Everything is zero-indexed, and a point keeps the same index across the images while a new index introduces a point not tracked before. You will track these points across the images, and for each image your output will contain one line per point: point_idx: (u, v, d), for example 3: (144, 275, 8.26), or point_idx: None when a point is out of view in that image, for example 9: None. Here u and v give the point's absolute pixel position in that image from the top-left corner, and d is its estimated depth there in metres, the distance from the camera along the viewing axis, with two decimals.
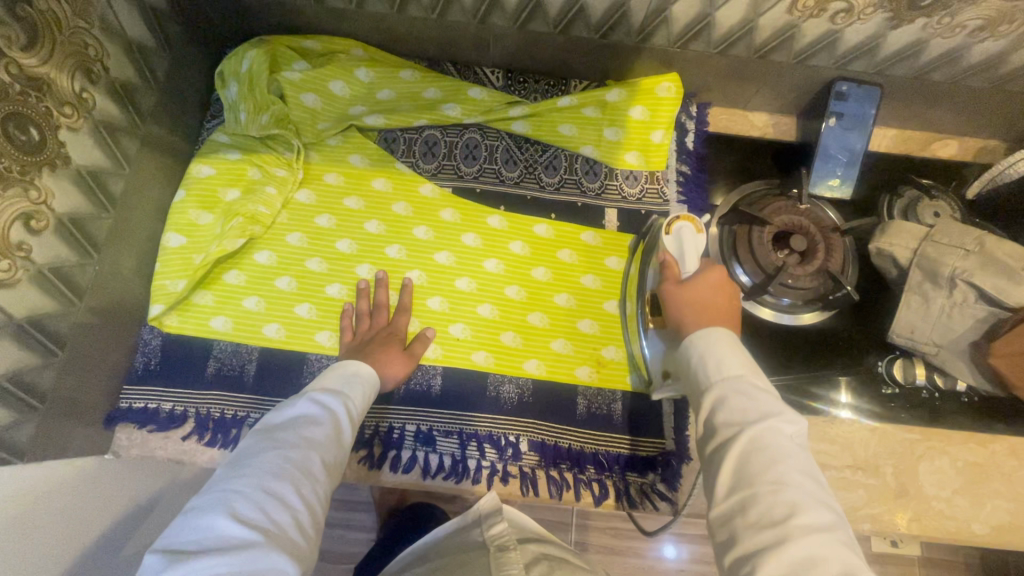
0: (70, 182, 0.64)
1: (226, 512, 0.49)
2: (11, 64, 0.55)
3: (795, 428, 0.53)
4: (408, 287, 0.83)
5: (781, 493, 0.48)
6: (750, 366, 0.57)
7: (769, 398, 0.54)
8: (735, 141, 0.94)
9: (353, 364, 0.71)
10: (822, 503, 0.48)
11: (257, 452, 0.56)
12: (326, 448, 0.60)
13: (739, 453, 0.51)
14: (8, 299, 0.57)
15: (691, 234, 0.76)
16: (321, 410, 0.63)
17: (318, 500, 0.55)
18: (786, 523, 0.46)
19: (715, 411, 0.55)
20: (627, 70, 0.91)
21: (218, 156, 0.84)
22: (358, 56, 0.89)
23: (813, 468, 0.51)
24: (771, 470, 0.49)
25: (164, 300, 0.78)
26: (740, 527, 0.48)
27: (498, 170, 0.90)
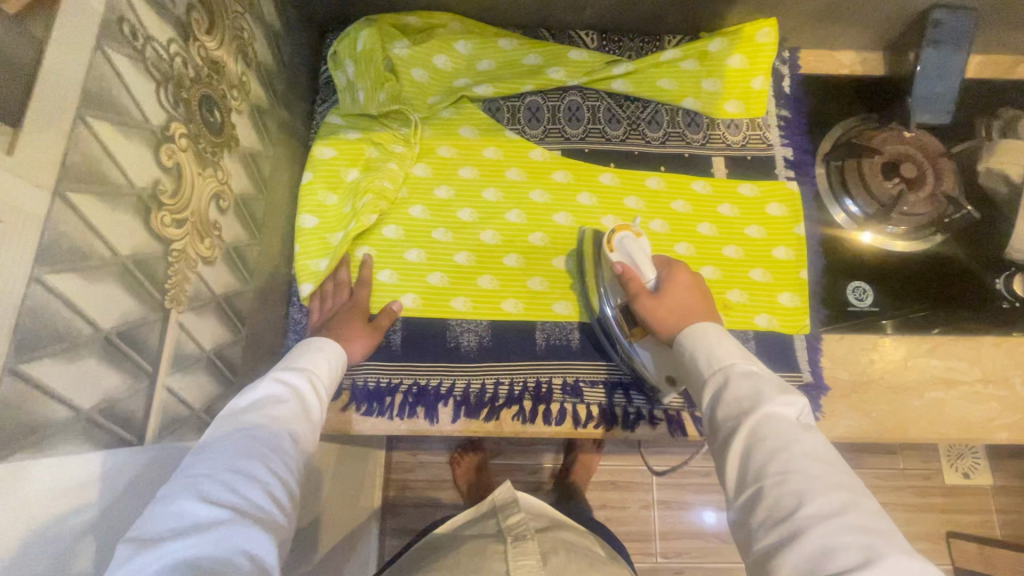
0: (240, 163, 0.66)
1: (196, 496, 0.48)
2: (200, 48, 0.57)
3: (797, 412, 0.57)
4: (368, 263, 0.82)
5: (786, 483, 0.51)
6: (744, 355, 0.63)
7: (765, 384, 0.58)
8: (829, 81, 0.96)
9: (317, 341, 0.70)
10: (832, 486, 0.50)
11: (224, 434, 0.54)
12: (294, 424, 0.58)
13: (741, 447, 0.55)
14: (211, 276, 0.60)
15: (634, 242, 0.75)
16: (285, 388, 0.61)
17: (289, 473, 0.54)
18: (795, 516, 0.48)
19: (715, 405, 0.60)
20: (719, 19, 0.92)
21: (337, 137, 0.86)
22: (455, 29, 0.90)
23: (822, 449, 0.54)
24: (774, 461, 0.52)
25: (311, 278, 0.80)
26: (753, 525, 0.51)
27: (603, 129, 0.92)
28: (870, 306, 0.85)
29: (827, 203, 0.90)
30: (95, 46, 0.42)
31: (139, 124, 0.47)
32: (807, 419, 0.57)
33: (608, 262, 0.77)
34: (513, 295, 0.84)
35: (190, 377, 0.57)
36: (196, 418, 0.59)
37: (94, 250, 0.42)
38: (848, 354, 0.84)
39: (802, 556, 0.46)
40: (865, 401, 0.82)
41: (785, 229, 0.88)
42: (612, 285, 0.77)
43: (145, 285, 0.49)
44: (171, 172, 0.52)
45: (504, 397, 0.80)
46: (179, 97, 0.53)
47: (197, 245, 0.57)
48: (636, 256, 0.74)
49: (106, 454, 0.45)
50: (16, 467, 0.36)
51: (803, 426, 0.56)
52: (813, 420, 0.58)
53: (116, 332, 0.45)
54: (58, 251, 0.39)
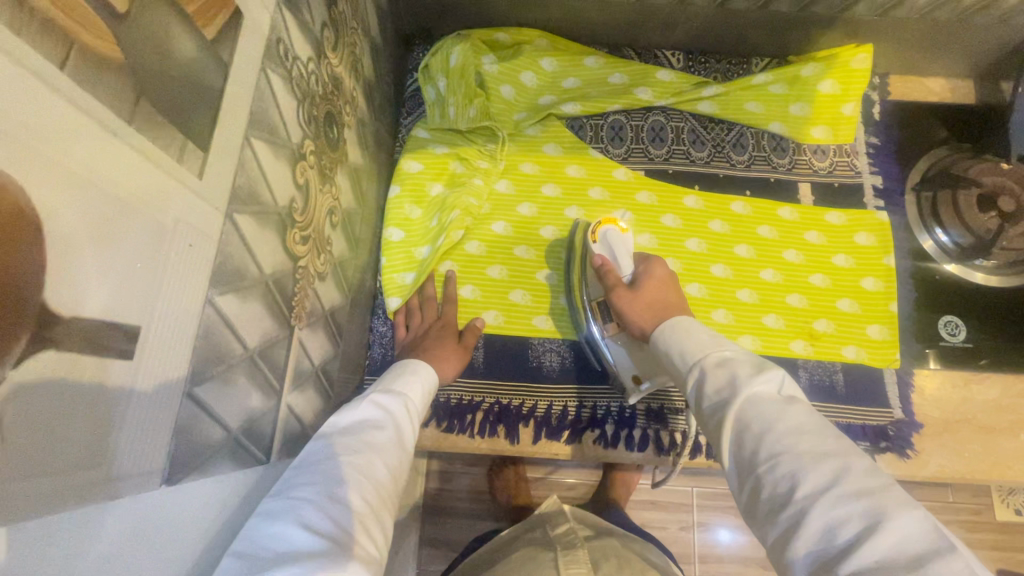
0: (348, 178, 0.66)
1: (297, 520, 0.41)
2: (328, 64, 0.57)
3: (779, 385, 0.49)
4: (452, 278, 0.81)
5: (778, 463, 0.43)
6: (718, 340, 0.56)
7: (741, 366, 0.51)
8: (919, 108, 0.93)
9: (411, 367, 0.67)
10: (823, 454, 0.42)
11: (323, 457, 0.49)
12: (392, 453, 0.53)
13: (731, 432, 0.48)
14: (323, 291, 0.60)
15: (618, 236, 0.75)
16: (381, 414, 0.56)
17: (385, 509, 0.48)
18: (793, 499, 0.41)
19: (700, 397, 0.53)
20: (810, 43, 0.91)
21: (424, 151, 0.86)
22: (542, 45, 0.90)
23: (810, 417, 0.46)
24: (762, 445, 0.45)
25: (398, 292, 0.81)
26: (762, 519, 0.43)
27: (687, 150, 0.91)
28: (964, 340, 0.82)
29: (915, 230, 0.88)
30: (260, 67, 0.42)
31: (284, 144, 0.48)
32: (793, 390, 0.49)
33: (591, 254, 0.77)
34: None
35: (304, 393, 0.57)
36: (305, 434, 0.58)
37: (248, 270, 0.42)
38: (939, 391, 0.82)
39: (810, 543, 0.39)
40: (957, 440, 0.79)
41: (876, 260, 0.85)
42: (593, 281, 0.77)
43: (279, 303, 0.49)
44: (302, 188, 0.52)
45: (586, 419, 0.79)
46: (311, 115, 0.53)
47: (316, 261, 0.57)
48: (618, 251, 0.75)
49: (243, 471, 0.44)
50: (183, 487, 0.36)
51: (787, 399, 0.48)
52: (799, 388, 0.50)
53: (258, 351, 0.45)
54: (226, 273, 0.39)
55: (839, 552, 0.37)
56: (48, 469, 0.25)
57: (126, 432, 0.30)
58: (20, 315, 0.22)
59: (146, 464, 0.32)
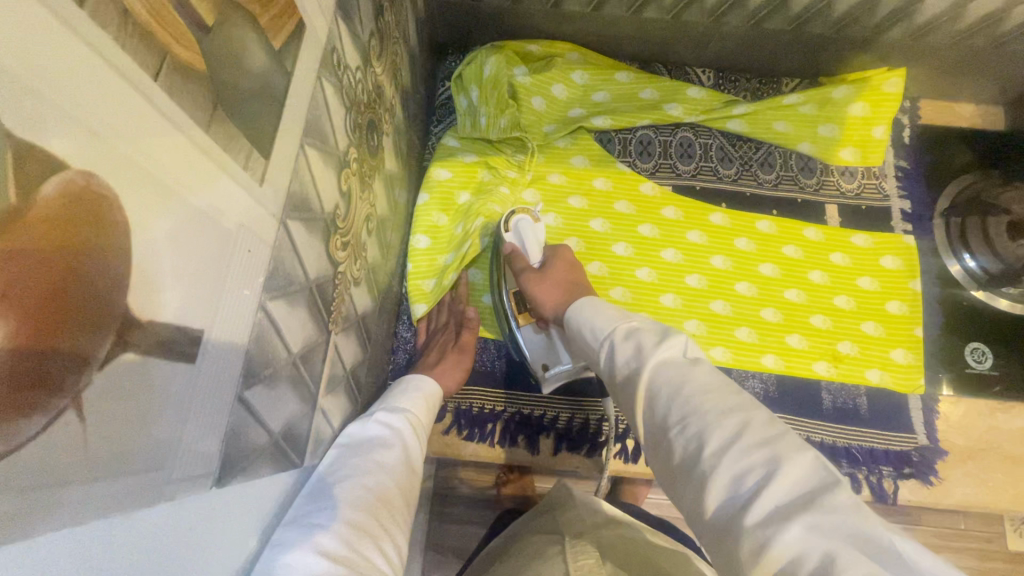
0: (383, 185, 0.67)
1: (313, 546, 0.41)
2: (372, 74, 0.58)
3: (684, 348, 0.50)
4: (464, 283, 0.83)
5: (687, 426, 0.43)
6: (624, 317, 0.57)
7: (647, 335, 0.52)
8: (949, 133, 0.93)
9: (413, 383, 0.68)
10: (724, 409, 0.42)
11: (336, 479, 0.50)
12: (396, 476, 0.54)
13: (647, 399, 0.48)
14: (357, 295, 0.61)
15: (530, 225, 0.76)
16: (388, 434, 0.58)
17: (398, 528, 0.50)
18: (702, 458, 0.41)
19: (617, 374, 0.53)
20: (841, 65, 0.91)
21: (454, 159, 0.86)
22: (573, 59, 0.91)
23: (713, 375, 0.47)
24: (673, 410, 0.45)
25: (424, 298, 0.81)
26: (680, 485, 0.43)
27: (715, 167, 0.91)
28: (989, 368, 0.82)
29: (943, 254, 0.87)
30: (316, 76, 0.43)
31: (332, 151, 0.48)
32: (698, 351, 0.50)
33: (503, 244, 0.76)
34: None
35: (336, 398, 0.57)
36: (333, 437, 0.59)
37: (296, 275, 0.43)
38: (964, 418, 0.81)
39: (718, 498, 0.39)
40: (981, 469, 0.79)
41: (901, 285, 0.85)
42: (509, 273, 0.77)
43: (321, 307, 0.49)
44: (345, 195, 0.53)
45: (608, 434, 0.79)
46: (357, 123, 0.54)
47: (353, 266, 0.58)
48: (527, 239, 0.75)
49: (280, 475, 0.45)
50: (229, 491, 0.36)
51: (691, 360, 0.49)
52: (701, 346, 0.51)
53: (301, 355, 0.45)
54: (278, 279, 0.40)
55: (743, 502, 0.37)
56: (121, 471, 0.26)
57: (183, 435, 0.30)
58: (107, 317, 0.23)
59: (202, 466, 0.32)
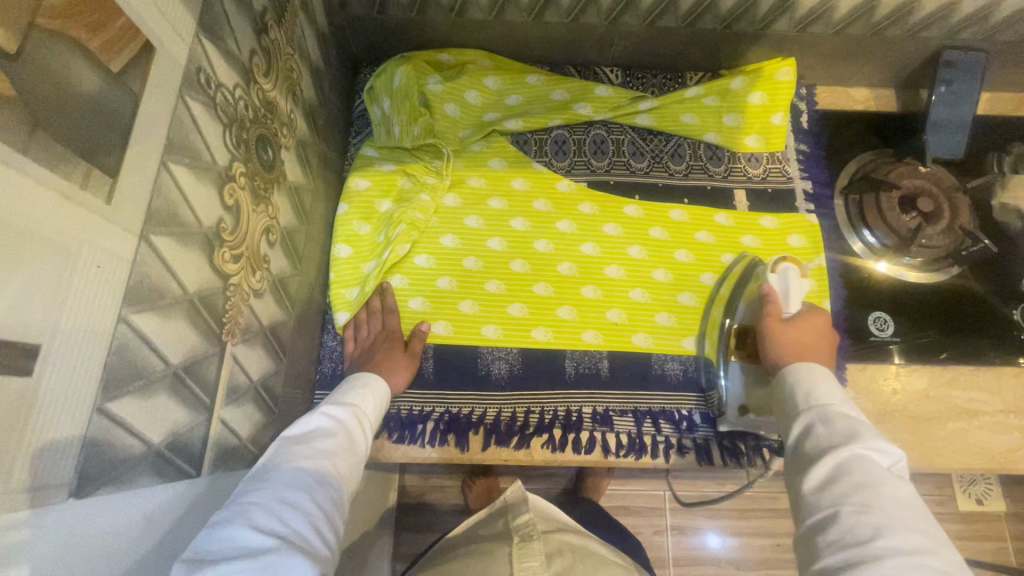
0: (287, 198, 0.68)
1: (246, 522, 0.47)
2: (259, 90, 0.59)
3: (892, 461, 0.57)
4: (388, 288, 0.82)
5: (866, 515, 0.51)
6: (844, 400, 0.64)
7: (864, 427, 0.59)
8: (845, 117, 0.99)
9: (364, 376, 0.72)
10: (917, 530, 0.50)
11: (277, 462, 0.55)
12: (340, 457, 0.59)
13: (828, 471, 0.56)
14: (260, 307, 0.62)
15: (796, 276, 0.81)
16: (333, 423, 0.62)
17: (334, 507, 0.54)
18: (872, 544, 0.49)
19: (805, 439, 0.61)
20: (738, 58, 0.95)
21: (372, 169, 0.88)
22: (485, 65, 0.94)
23: (912, 495, 0.54)
24: (856, 493, 0.53)
25: (346, 306, 0.82)
26: (820, 544, 0.52)
27: (627, 162, 0.94)
28: (890, 335, 0.87)
29: (844, 233, 0.92)
30: (178, 96, 0.44)
31: (209, 166, 0.49)
32: (900, 469, 0.57)
33: (762, 282, 0.82)
34: (543, 324, 0.85)
35: (240, 408, 0.58)
36: (244, 448, 0.59)
37: (168, 288, 0.44)
38: (871, 383, 0.85)
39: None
40: (888, 430, 0.83)
41: (807, 261, 0.89)
42: (743, 305, 0.82)
43: (208, 320, 0.50)
44: (232, 209, 0.54)
45: (534, 425, 0.81)
46: (241, 138, 0.55)
47: (250, 278, 0.59)
48: (791, 287, 0.81)
49: (168, 484, 0.45)
50: (99, 500, 0.37)
51: (895, 473, 0.56)
52: (903, 470, 0.57)
53: (183, 367, 0.46)
54: (141, 292, 0.41)
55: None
56: None
57: (17, 450, 0.31)
58: None
59: (53, 476, 0.34)
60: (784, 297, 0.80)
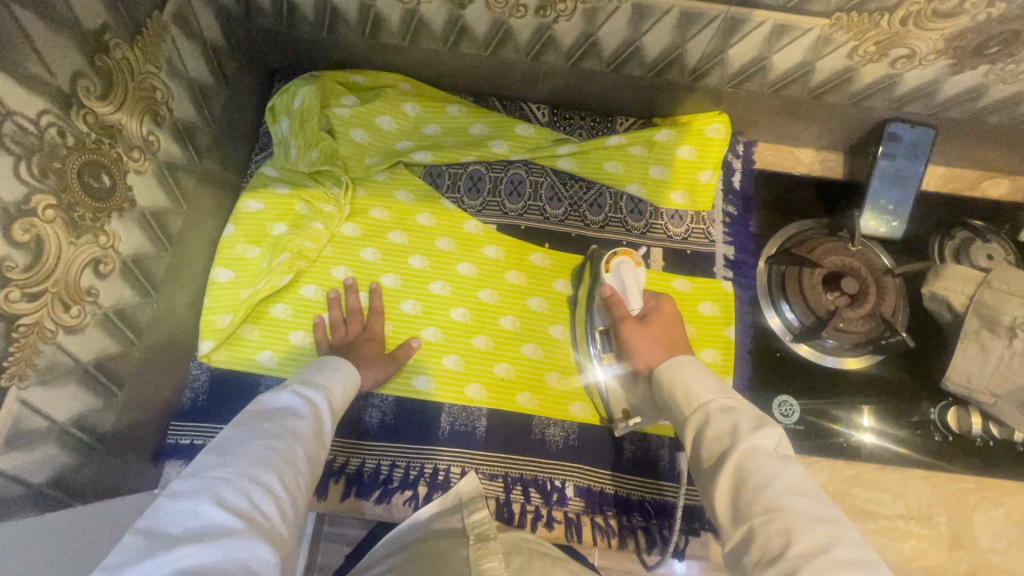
0: (135, 224, 0.64)
1: (212, 498, 0.47)
2: (88, 114, 0.55)
3: (777, 442, 0.53)
4: (352, 287, 0.82)
5: (772, 521, 0.47)
6: (720, 389, 0.61)
7: (743, 418, 0.56)
8: (784, 180, 0.93)
9: (333, 360, 0.72)
10: (818, 520, 0.46)
11: (243, 440, 0.54)
12: (310, 440, 0.59)
13: (730, 476, 0.52)
14: (77, 343, 0.58)
15: (631, 268, 0.76)
16: (303, 403, 0.62)
17: (298, 491, 0.54)
18: (787, 554, 0.45)
19: (699, 442, 0.57)
20: (672, 107, 0.90)
21: (267, 191, 0.84)
22: (405, 90, 0.89)
23: (803, 479, 0.50)
24: (760, 499, 0.49)
25: (214, 335, 0.78)
26: (749, 566, 0.47)
27: (543, 207, 0.89)
28: (795, 422, 0.81)
29: (762, 305, 0.87)
30: None
31: None
32: (788, 448, 0.54)
33: (603, 284, 0.77)
34: (426, 373, 0.81)
35: (33, 452, 0.54)
36: (36, 493, 0.56)
37: None
38: None
39: None
40: None
41: (716, 333, 0.84)
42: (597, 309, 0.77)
43: None
44: (28, 245, 0.50)
45: (397, 481, 0.76)
46: (50, 167, 0.51)
47: (60, 314, 0.55)
48: (628, 284, 0.75)
49: None
50: None
51: (783, 455, 0.52)
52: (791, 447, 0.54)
53: None
54: None
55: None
56: None
57: None
58: None
59: None
60: (625, 297, 0.75)
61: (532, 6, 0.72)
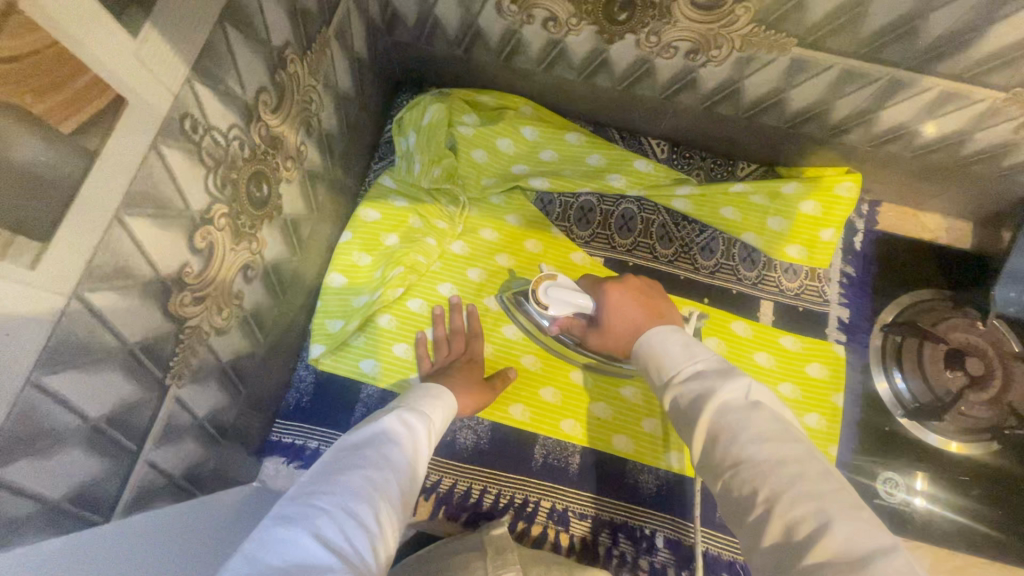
0: (279, 230, 0.66)
1: (311, 530, 0.46)
2: (263, 127, 0.57)
3: (745, 391, 0.54)
4: (457, 307, 0.82)
5: (743, 470, 0.48)
6: (690, 353, 0.60)
7: (710, 376, 0.56)
8: (907, 245, 0.89)
9: (432, 387, 0.71)
10: (785, 461, 0.47)
11: (343, 470, 0.54)
12: (404, 474, 0.57)
13: (706, 433, 0.53)
14: (221, 344, 0.60)
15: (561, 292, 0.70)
16: (400, 433, 0.61)
17: (391, 529, 0.52)
18: (760, 502, 0.46)
19: (675, 409, 0.58)
20: (800, 157, 0.86)
21: (385, 202, 0.85)
22: (526, 113, 0.87)
23: (774, 423, 0.51)
24: (730, 452, 0.50)
25: (325, 340, 0.80)
26: (734, 513, 0.49)
27: (653, 245, 0.88)
28: (899, 500, 0.79)
29: (873, 369, 0.83)
30: (150, 147, 0.42)
31: (179, 213, 0.47)
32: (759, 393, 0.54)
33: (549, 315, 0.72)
34: (524, 402, 0.81)
35: (176, 447, 0.56)
36: (173, 484, 0.58)
37: (100, 344, 0.42)
38: None
39: (774, 539, 0.44)
40: None
41: (823, 398, 0.81)
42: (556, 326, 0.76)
43: (147, 366, 0.49)
44: (203, 253, 0.52)
45: (486, 506, 0.77)
46: (228, 178, 0.53)
47: (214, 316, 0.57)
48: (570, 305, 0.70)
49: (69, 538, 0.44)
50: None
51: (751, 402, 0.53)
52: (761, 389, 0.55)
53: (106, 420, 0.45)
54: (64, 354, 0.39)
55: (797, 548, 0.42)
56: None
57: None
58: None
59: None
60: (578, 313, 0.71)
61: (683, 49, 0.70)
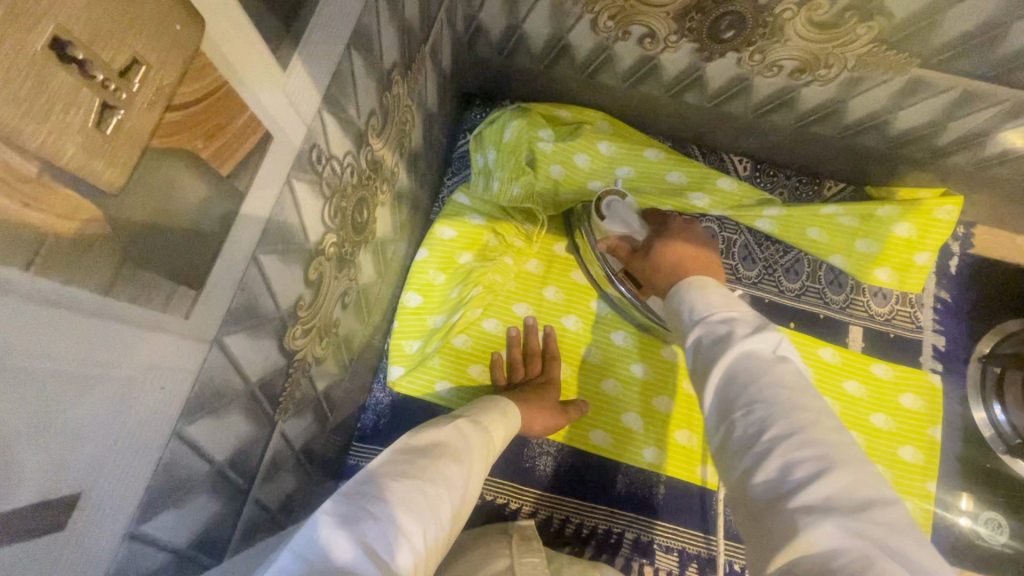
0: (370, 255, 0.64)
1: (355, 535, 0.38)
2: (369, 152, 0.55)
3: (774, 345, 0.50)
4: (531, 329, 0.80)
5: (752, 411, 0.45)
6: (729, 302, 0.56)
7: (742, 325, 0.53)
8: (1002, 272, 0.85)
9: (500, 402, 0.64)
10: (795, 407, 0.44)
11: (398, 471, 0.45)
12: (458, 494, 0.48)
13: (721, 377, 0.50)
14: (318, 373, 0.58)
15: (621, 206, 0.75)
16: (460, 444, 0.52)
17: (433, 554, 0.43)
18: (758, 443, 0.43)
19: (695, 353, 0.54)
20: (893, 178, 0.82)
21: (461, 219, 0.83)
22: (603, 128, 0.83)
23: (796, 378, 0.48)
24: (744, 394, 0.47)
25: (403, 361, 0.79)
26: (727, 457, 0.46)
27: (735, 266, 0.85)
28: (1004, 544, 0.75)
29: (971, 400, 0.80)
30: (286, 181, 0.40)
31: (300, 246, 0.45)
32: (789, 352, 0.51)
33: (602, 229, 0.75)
34: (604, 427, 0.78)
35: (275, 481, 0.55)
36: (271, 517, 0.56)
37: (230, 387, 0.41)
38: None
39: (766, 477, 0.41)
40: None
41: (919, 430, 0.77)
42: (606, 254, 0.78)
43: (262, 404, 0.47)
44: (314, 284, 0.50)
45: (567, 535, 0.74)
46: (339, 207, 0.51)
47: (316, 347, 0.55)
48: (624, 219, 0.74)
49: None
50: None
51: (778, 358, 0.50)
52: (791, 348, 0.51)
53: (228, 462, 0.44)
54: (202, 402, 0.37)
55: (787, 489, 0.39)
56: None
57: None
58: None
59: None
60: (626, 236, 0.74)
61: (789, 69, 0.67)
